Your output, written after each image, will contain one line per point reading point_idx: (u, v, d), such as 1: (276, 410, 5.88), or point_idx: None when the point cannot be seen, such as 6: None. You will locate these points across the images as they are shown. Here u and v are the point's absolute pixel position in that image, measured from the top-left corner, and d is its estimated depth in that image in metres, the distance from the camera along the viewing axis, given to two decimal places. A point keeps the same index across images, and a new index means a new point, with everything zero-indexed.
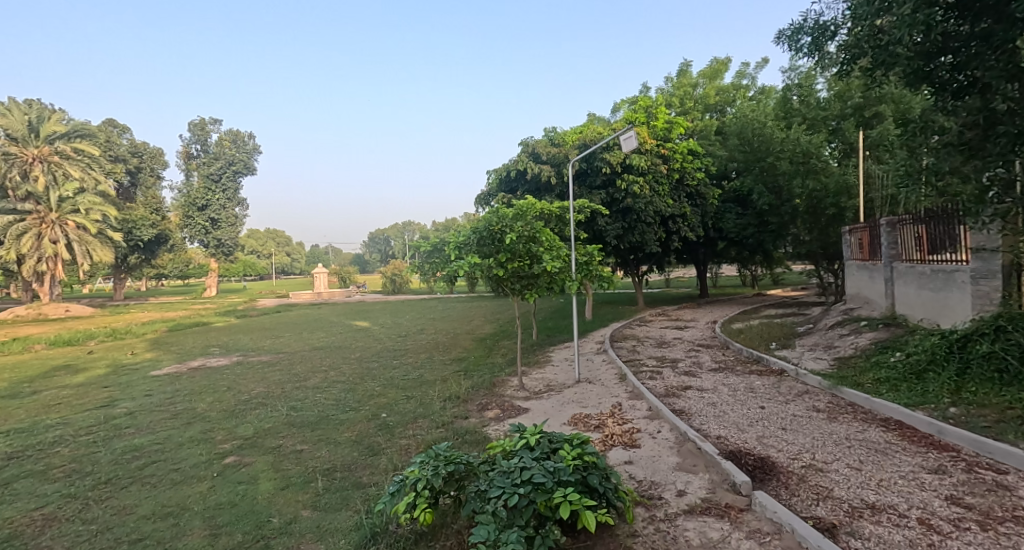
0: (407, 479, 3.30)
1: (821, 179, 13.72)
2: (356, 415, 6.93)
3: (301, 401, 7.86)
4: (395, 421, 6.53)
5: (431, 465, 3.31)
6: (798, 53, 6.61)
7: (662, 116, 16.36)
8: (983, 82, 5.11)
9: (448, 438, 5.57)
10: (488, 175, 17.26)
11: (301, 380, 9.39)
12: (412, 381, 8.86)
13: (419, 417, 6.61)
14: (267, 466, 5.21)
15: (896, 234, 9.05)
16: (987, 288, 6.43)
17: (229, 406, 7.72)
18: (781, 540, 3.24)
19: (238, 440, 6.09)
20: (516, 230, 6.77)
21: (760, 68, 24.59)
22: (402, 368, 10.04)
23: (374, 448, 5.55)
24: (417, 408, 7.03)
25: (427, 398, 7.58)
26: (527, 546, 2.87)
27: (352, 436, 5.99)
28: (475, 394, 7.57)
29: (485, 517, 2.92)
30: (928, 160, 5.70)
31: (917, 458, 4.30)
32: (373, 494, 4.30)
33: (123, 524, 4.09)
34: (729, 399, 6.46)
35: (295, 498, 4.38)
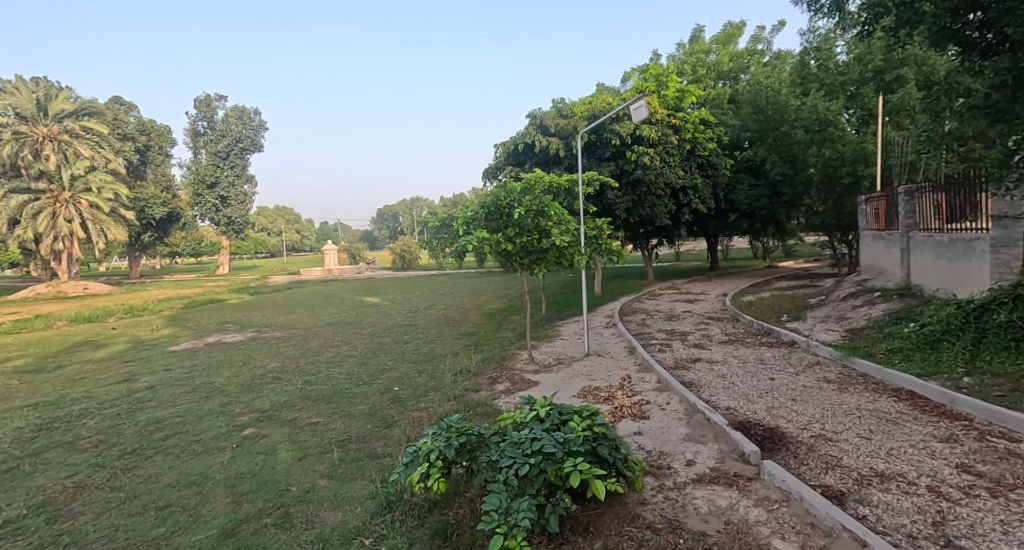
0: (420, 450, 3.35)
1: (838, 148, 13.43)
2: (369, 388, 7.05)
3: (315, 375, 7.99)
4: (407, 394, 6.62)
5: (443, 437, 3.35)
6: (818, 13, 6.35)
7: (673, 85, 15.98)
8: (1015, 41, 4.84)
9: (459, 410, 5.65)
10: (496, 149, 17.01)
11: (314, 355, 9.56)
12: (423, 355, 8.97)
13: (431, 390, 6.71)
14: (284, 437, 5.34)
15: (914, 203, 8.85)
16: (1007, 257, 6.30)
17: (245, 381, 7.88)
18: (789, 507, 3.28)
19: (255, 413, 6.23)
20: (525, 205, 6.70)
21: (776, 31, 23.80)
22: (413, 343, 10.15)
23: (387, 420, 5.65)
24: (429, 382, 7.13)
25: (437, 372, 7.68)
26: (538, 514, 2.93)
27: (365, 409, 6.09)
28: (485, 368, 7.65)
29: (497, 486, 2.98)
30: (950, 124, 5.49)
31: (928, 428, 4.30)
32: (387, 464, 4.40)
33: (148, 492, 4.23)
34: (739, 370, 6.48)
35: (312, 468, 4.49)
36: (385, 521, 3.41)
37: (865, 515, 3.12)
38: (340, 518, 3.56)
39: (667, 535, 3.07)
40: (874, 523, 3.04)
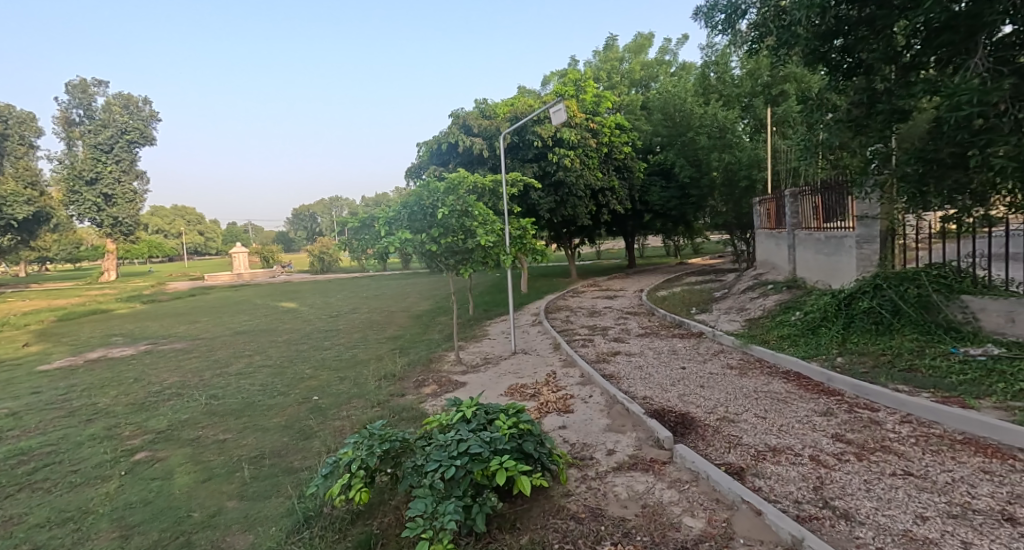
0: (341, 461, 3.31)
1: (736, 153, 14.78)
2: (285, 399, 6.77)
3: (222, 388, 7.54)
4: (328, 403, 6.45)
5: (366, 445, 3.34)
6: (714, 30, 6.81)
7: (591, 90, 16.58)
8: (868, 64, 5.52)
9: (385, 416, 5.61)
10: (418, 147, 16.55)
11: (221, 366, 8.99)
12: (345, 361, 8.74)
13: (353, 397, 6.57)
14: (184, 458, 5.03)
15: (798, 205, 9.87)
16: (868, 252, 7.18)
17: (137, 399, 7.26)
18: (697, 486, 3.59)
19: (149, 434, 5.79)
20: (448, 205, 6.69)
21: (681, 44, 25.40)
22: (334, 349, 9.84)
23: (306, 431, 5.48)
24: (352, 389, 6.97)
25: (361, 378, 7.52)
26: (465, 515, 3.00)
27: (281, 422, 5.87)
28: (411, 371, 7.61)
29: (423, 491, 3.01)
30: (822, 135, 6.18)
31: (810, 404, 4.86)
32: (305, 478, 4.30)
33: (9, 536, 3.82)
34: (654, 361, 6.94)
35: (218, 490, 4.27)
36: (303, 539, 3.32)
37: (760, 487, 3.49)
38: (251, 540, 3.44)
39: (590, 523, 3.26)
40: (767, 493, 3.41)
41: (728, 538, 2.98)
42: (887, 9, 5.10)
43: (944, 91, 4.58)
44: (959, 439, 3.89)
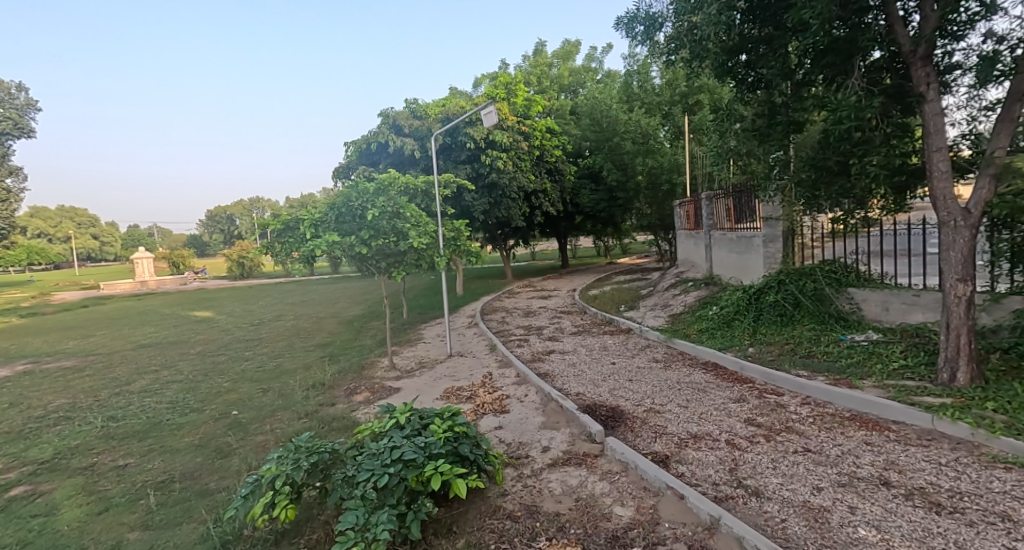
0: (264, 479, 3.17)
1: (658, 158, 15.87)
2: (198, 416, 6.38)
3: (122, 409, 6.96)
4: (248, 417, 6.14)
5: (291, 459, 3.22)
6: (634, 40, 7.15)
7: (522, 94, 16.69)
8: (767, 80, 6.02)
9: (313, 428, 5.43)
10: (346, 146, 16.00)
11: (122, 385, 8.29)
12: (268, 372, 8.35)
13: (277, 410, 6.30)
14: (74, 489, 4.60)
15: (713, 207, 10.57)
16: (773, 251, 7.86)
17: (15, 427, 6.54)
18: (627, 476, 3.79)
19: (30, 466, 5.24)
20: (379, 206, 6.57)
21: (606, 52, 26.40)
22: (255, 360, 9.36)
23: (223, 450, 5.20)
24: (276, 401, 6.68)
25: (286, 389, 7.23)
26: (399, 523, 2.98)
27: (193, 441, 5.53)
28: (342, 379, 7.42)
29: (354, 502, 2.95)
30: (732, 142, 6.67)
31: (726, 392, 5.25)
32: (221, 501, 4.08)
33: None
34: (587, 357, 7.21)
35: (117, 521, 3.96)
36: None
37: (683, 472, 3.73)
38: None
39: (526, 521, 3.34)
40: (689, 478, 3.65)
41: (654, 523, 3.18)
42: (782, 30, 5.58)
43: (830, 106, 5.09)
44: (848, 416, 4.36)
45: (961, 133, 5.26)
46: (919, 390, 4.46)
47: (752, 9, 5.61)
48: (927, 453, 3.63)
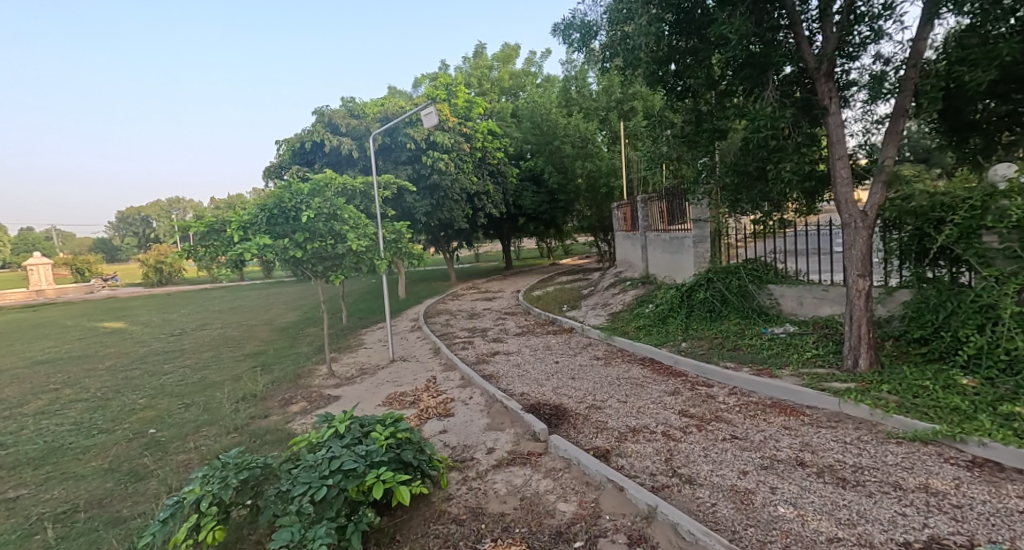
0: (186, 500, 2.93)
1: (597, 162, 16.18)
2: (109, 437, 5.92)
3: (17, 434, 6.34)
4: (168, 436, 5.77)
5: (218, 478, 3.02)
6: (571, 47, 7.34)
7: (462, 96, 16.74)
8: (694, 89, 6.34)
9: (243, 442, 5.19)
10: (276, 145, 15.22)
11: (17, 407, 7.54)
12: (191, 386, 7.88)
13: (201, 425, 5.96)
14: None
15: (648, 209, 11.01)
16: (703, 250, 8.30)
17: None
18: (570, 472, 3.89)
19: None
20: (315, 208, 6.37)
21: (546, 57, 26.80)
22: (177, 373, 8.80)
23: (138, 473, 4.86)
24: (200, 416, 6.32)
25: (212, 403, 6.86)
26: (340, 536, 2.89)
27: (102, 465, 5.13)
28: (275, 390, 7.12)
29: (289, 518, 2.82)
30: (664, 148, 6.97)
31: (662, 385, 5.50)
32: (136, 528, 3.81)
33: None
34: (531, 357, 7.31)
35: None
36: None
37: (623, 465, 3.88)
38: None
39: (471, 524, 3.37)
40: (628, 470, 3.80)
41: (596, 517, 3.29)
42: (706, 43, 5.89)
43: (750, 116, 5.43)
44: (769, 403, 4.69)
45: (858, 143, 5.80)
46: (828, 376, 4.88)
47: (680, 22, 5.89)
48: (835, 434, 3.98)
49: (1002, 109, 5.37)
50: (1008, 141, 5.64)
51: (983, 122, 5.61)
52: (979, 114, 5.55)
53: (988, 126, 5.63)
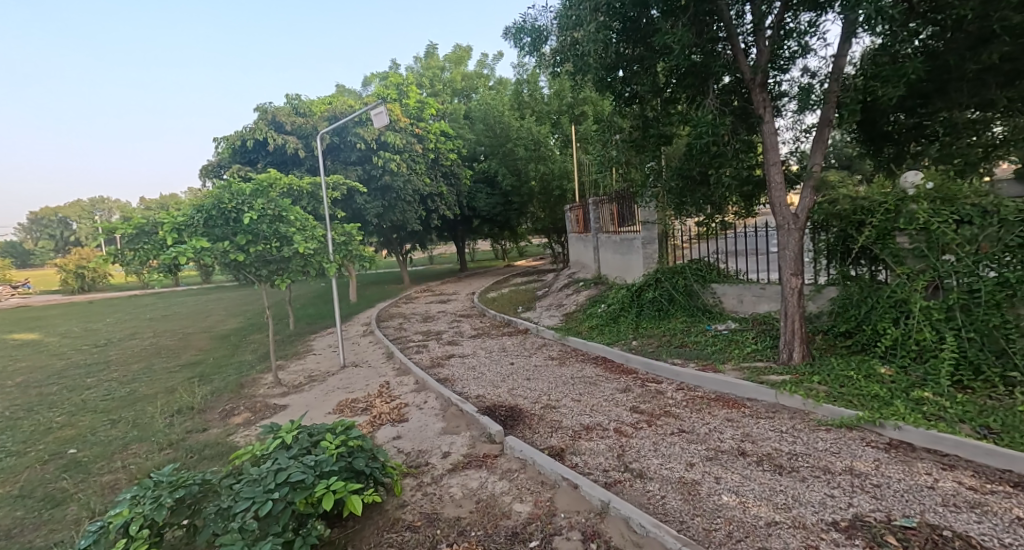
0: (113, 523, 2.72)
1: (550, 165, 16.68)
2: (22, 460, 5.43)
3: None
4: (91, 455, 5.36)
5: (151, 497, 2.83)
6: (522, 50, 7.40)
7: (415, 96, 16.53)
8: (640, 96, 6.52)
9: (179, 458, 4.90)
10: (214, 142, 14.40)
11: None
12: (119, 401, 7.36)
13: (130, 442, 5.58)
14: None
15: (599, 211, 11.24)
16: (652, 251, 8.57)
17: None
18: (526, 472, 3.93)
19: None
20: (258, 209, 6.13)
21: (497, 59, 26.93)
22: (102, 388, 8.20)
23: (56, 497, 4.49)
24: (128, 433, 5.91)
25: (142, 418, 6.43)
26: None
27: (14, 491, 4.70)
28: (215, 402, 6.78)
29: (230, 536, 2.68)
30: (613, 152, 7.15)
31: (615, 383, 5.64)
32: None
33: None
34: (486, 359, 7.31)
35: None
36: None
37: (577, 463, 3.95)
38: None
39: (426, 530, 3.34)
40: (583, 467, 3.88)
41: (551, 515, 3.33)
42: (652, 51, 6.07)
43: (693, 123, 5.66)
44: (713, 396, 4.90)
45: (789, 151, 6.15)
46: (766, 369, 5.14)
47: (627, 30, 6.04)
48: (773, 423, 4.20)
49: (911, 121, 6.02)
50: (916, 152, 6.26)
51: (896, 133, 6.24)
52: (892, 125, 6.18)
53: (900, 137, 6.26)
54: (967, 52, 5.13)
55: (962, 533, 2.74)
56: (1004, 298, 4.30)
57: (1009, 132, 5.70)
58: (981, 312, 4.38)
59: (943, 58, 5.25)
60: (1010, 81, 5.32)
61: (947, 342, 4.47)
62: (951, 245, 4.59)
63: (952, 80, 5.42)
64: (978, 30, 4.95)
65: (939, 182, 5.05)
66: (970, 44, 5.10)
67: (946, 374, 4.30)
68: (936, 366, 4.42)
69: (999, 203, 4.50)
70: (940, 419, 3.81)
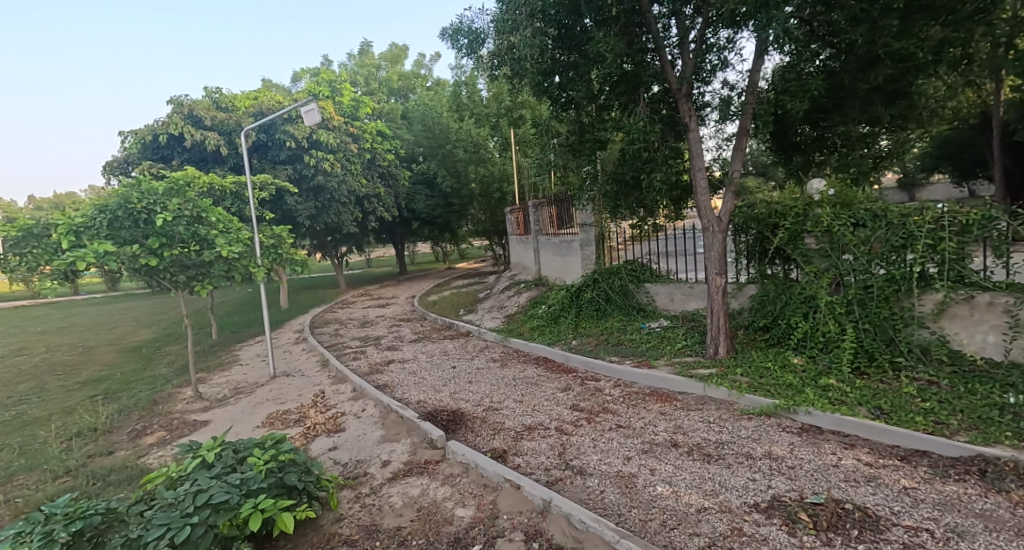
0: None
1: (489, 168, 16.52)
2: None
3: None
4: None
5: (43, 531, 2.52)
6: (460, 52, 7.35)
7: (348, 94, 16.25)
8: (574, 101, 6.64)
9: (81, 485, 4.44)
10: (120, 137, 13.23)
11: None
12: (9, 424, 6.60)
13: (21, 470, 4.99)
14: None
15: (539, 213, 11.36)
16: (590, 252, 8.76)
17: None
18: (468, 476, 3.87)
19: None
20: (174, 210, 5.70)
21: (435, 60, 26.72)
22: None
23: None
24: (19, 460, 5.29)
25: (37, 442, 5.79)
26: None
27: None
28: (125, 421, 6.22)
29: None
30: (551, 156, 7.24)
31: (556, 383, 5.69)
32: None
33: None
34: (427, 364, 7.17)
35: None
36: None
37: (520, 463, 3.94)
38: None
39: (364, 542, 3.21)
40: (525, 467, 3.87)
41: (494, 517, 3.30)
42: (585, 59, 6.19)
43: (626, 129, 5.85)
44: (648, 392, 5.05)
45: (712, 157, 6.47)
46: (695, 364, 5.37)
47: (563, 37, 6.15)
48: (702, 414, 4.39)
49: (814, 134, 6.47)
50: (819, 161, 6.70)
51: (801, 144, 6.62)
52: (798, 137, 6.58)
53: (805, 148, 6.66)
54: (858, 73, 5.61)
55: (860, 504, 2.95)
56: (892, 292, 4.74)
57: (893, 146, 6.60)
58: (874, 305, 4.80)
59: (840, 77, 5.70)
60: (893, 100, 5.83)
61: (848, 334, 4.83)
62: (850, 245, 4.97)
63: (847, 97, 5.84)
64: (868, 53, 5.43)
65: (839, 189, 5.49)
66: (860, 66, 5.59)
67: (847, 361, 4.66)
68: (839, 355, 4.78)
69: (886, 208, 4.94)
70: (843, 403, 4.11)
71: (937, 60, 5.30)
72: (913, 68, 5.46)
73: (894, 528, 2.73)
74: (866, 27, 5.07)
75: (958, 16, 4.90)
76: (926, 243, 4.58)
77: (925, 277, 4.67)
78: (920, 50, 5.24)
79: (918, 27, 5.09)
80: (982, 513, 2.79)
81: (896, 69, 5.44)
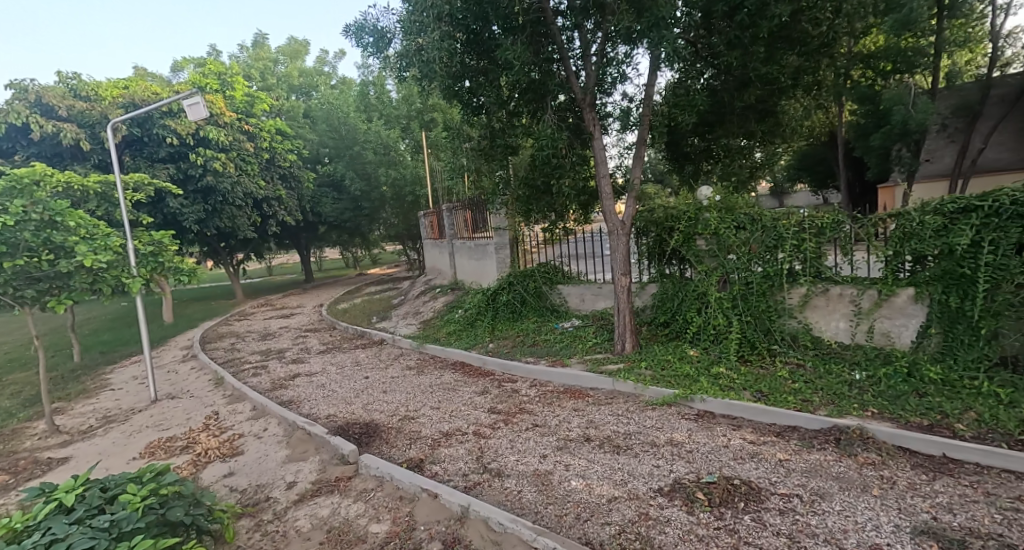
0: None
1: (400, 170, 16.16)
2: None
3: None
4: None
5: None
6: (365, 51, 7.06)
7: (241, 88, 14.81)
8: (483, 106, 6.59)
9: None
10: None
11: None
12: None
13: None
14: None
15: (453, 216, 11.24)
16: (505, 255, 8.79)
17: None
18: (384, 490, 3.67)
19: None
20: (18, 212, 4.88)
21: (339, 57, 25.71)
22: None
23: None
24: None
25: None
26: None
27: None
28: None
29: None
30: (462, 160, 7.16)
31: (474, 386, 5.61)
32: None
33: None
34: (338, 376, 6.78)
35: None
36: None
37: (438, 471, 3.82)
38: None
39: None
40: (444, 475, 3.76)
41: (410, 529, 3.15)
42: (494, 64, 6.16)
43: (534, 135, 5.92)
44: (562, 390, 5.13)
45: (616, 164, 6.74)
46: (604, 360, 5.56)
47: (470, 42, 6.12)
48: (613, 408, 4.52)
49: (701, 145, 6.85)
50: (707, 170, 7.16)
51: (691, 154, 7.02)
52: (688, 148, 6.95)
53: (695, 157, 7.05)
54: (734, 93, 6.08)
55: (746, 479, 3.16)
56: (768, 288, 5.19)
57: (764, 158, 7.31)
58: (754, 300, 5.23)
59: (720, 95, 6.14)
60: (762, 117, 6.43)
61: (734, 325, 5.25)
62: (733, 246, 5.37)
63: (727, 114, 6.32)
64: (741, 75, 5.89)
65: (724, 195, 5.92)
66: (735, 86, 6.03)
67: (733, 351, 5.06)
68: (726, 346, 5.18)
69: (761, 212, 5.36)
70: (731, 389, 4.42)
71: (794, 85, 6.01)
72: (776, 91, 6.12)
73: (773, 496, 2.95)
74: (739, 51, 5.52)
75: (808, 48, 5.59)
76: (792, 244, 5.06)
77: (792, 274, 5.16)
78: (782, 77, 5.90)
79: (779, 55, 5.69)
80: (838, 475, 3.10)
81: (764, 90, 6.02)
